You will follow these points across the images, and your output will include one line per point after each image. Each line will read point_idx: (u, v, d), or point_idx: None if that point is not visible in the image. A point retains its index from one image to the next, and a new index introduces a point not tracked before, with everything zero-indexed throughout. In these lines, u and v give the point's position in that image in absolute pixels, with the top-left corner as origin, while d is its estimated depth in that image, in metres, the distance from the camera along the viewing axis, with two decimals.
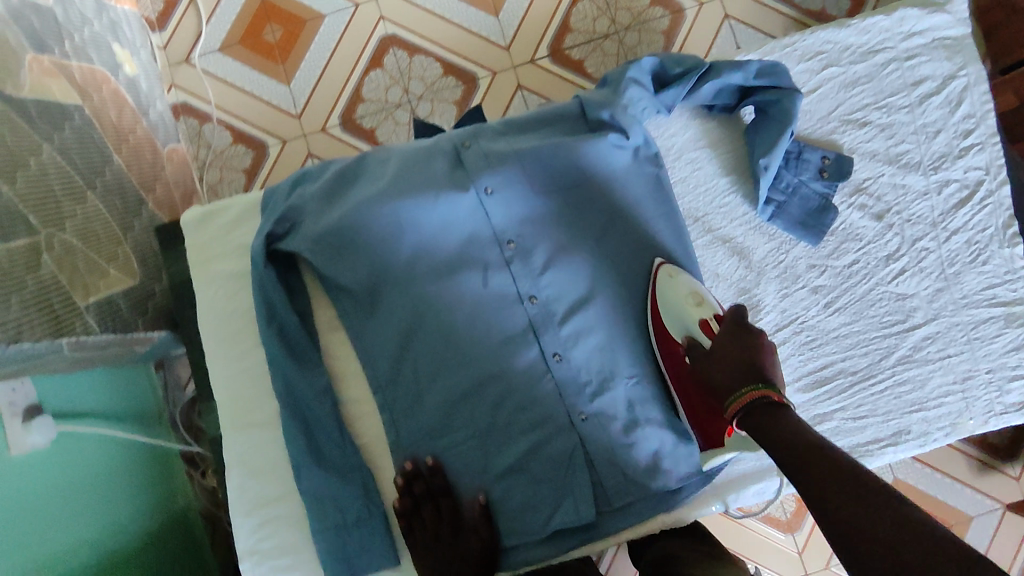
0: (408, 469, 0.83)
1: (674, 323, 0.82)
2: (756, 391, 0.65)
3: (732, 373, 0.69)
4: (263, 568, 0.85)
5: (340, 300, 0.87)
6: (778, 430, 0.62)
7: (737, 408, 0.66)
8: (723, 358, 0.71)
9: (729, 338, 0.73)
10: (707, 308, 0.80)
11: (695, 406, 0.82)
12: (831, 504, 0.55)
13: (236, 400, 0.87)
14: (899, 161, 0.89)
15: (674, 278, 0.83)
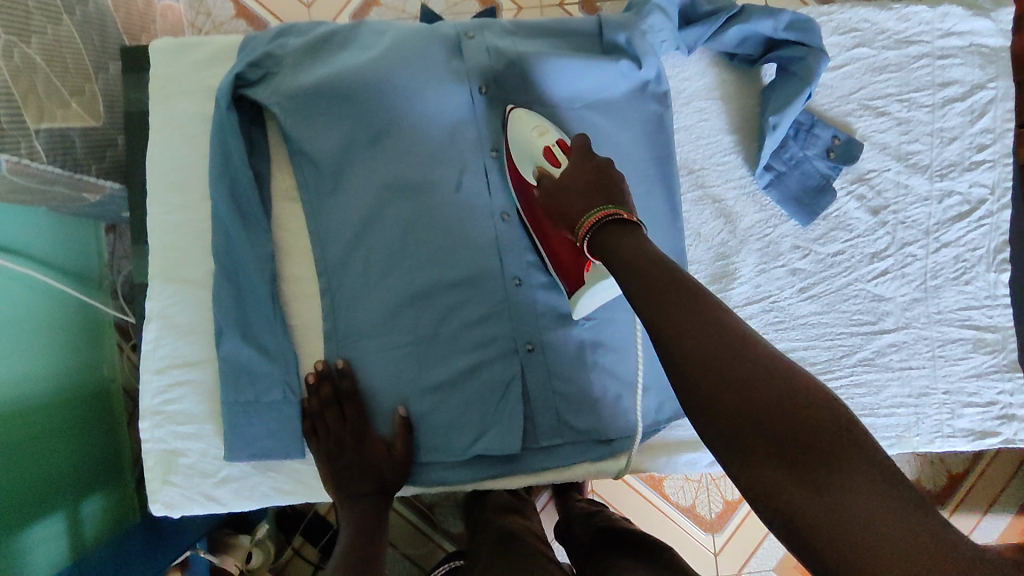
0: (320, 369, 0.79)
1: (526, 162, 0.75)
2: (605, 212, 0.60)
3: (581, 197, 0.63)
4: (162, 432, 0.80)
5: (301, 167, 0.81)
6: (639, 260, 0.56)
7: (590, 224, 0.60)
8: (568, 190, 0.65)
9: (577, 170, 0.66)
10: (552, 136, 0.74)
11: (560, 254, 0.75)
12: (688, 348, 0.50)
13: (170, 252, 0.81)
14: (908, 159, 0.86)
15: (524, 113, 0.77)
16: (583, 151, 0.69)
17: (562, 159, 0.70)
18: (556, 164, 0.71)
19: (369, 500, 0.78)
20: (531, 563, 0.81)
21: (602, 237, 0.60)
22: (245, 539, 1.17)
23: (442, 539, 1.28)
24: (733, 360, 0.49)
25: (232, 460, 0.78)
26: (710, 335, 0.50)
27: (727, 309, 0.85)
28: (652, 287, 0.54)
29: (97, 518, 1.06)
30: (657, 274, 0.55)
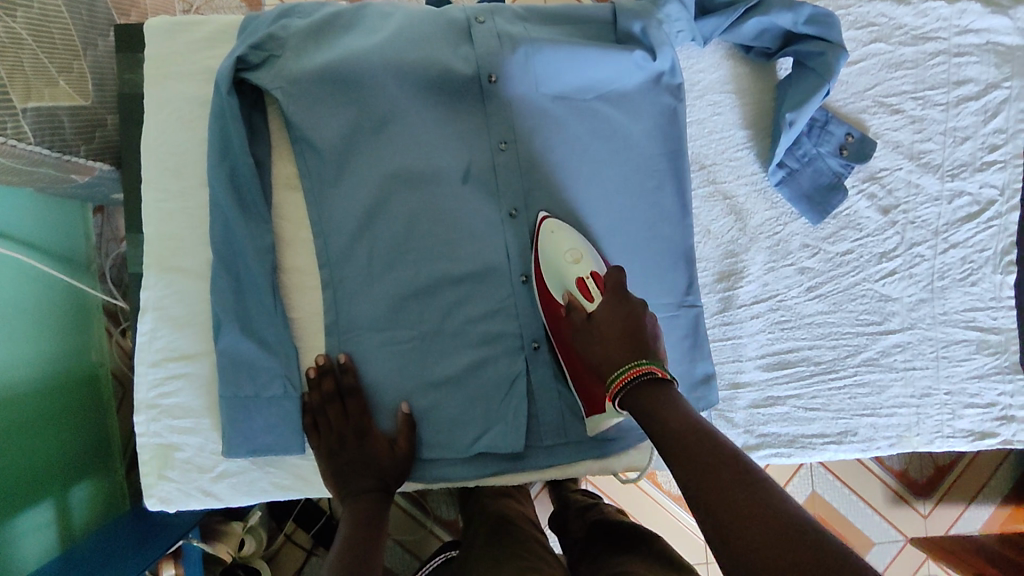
0: (321, 363, 0.77)
1: (556, 283, 0.74)
2: (641, 368, 0.59)
3: (616, 348, 0.62)
4: (158, 425, 0.78)
5: (303, 154, 0.78)
6: (678, 431, 0.55)
7: (620, 383, 0.60)
8: (602, 333, 0.64)
9: (612, 310, 0.65)
10: (586, 265, 0.73)
11: (585, 376, 0.73)
12: (738, 533, 0.48)
13: (166, 240, 0.78)
14: (920, 158, 0.85)
15: (555, 234, 0.75)
16: (619, 291, 0.67)
17: (596, 295, 0.70)
18: (589, 297, 0.70)
19: (370, 497, 0.75)
20: (524, 549, 0.80)
21: (635, 401, 0.59)
22: (239, 525, 1.16)
23: (436, 526, 1.27)
24: (788, 541, 0.46)
25: (231, 455, 0.77)
26: (761, 516, 0.48)
27: (735, 307, 0.84)
28: (693, 459, 0.53)
29: (86, 505, 1.04)
30: (698, 449, 0.54)
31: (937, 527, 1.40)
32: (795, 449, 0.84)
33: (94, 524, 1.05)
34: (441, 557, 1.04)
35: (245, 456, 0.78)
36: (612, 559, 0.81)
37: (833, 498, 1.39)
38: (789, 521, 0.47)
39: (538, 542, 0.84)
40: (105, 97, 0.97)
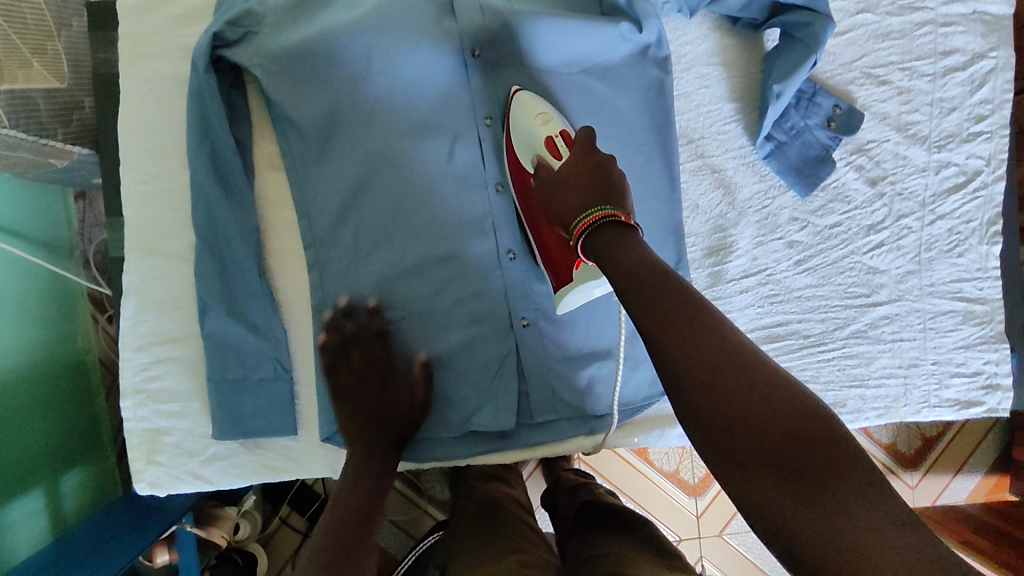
0: (343, 305, 0.75)
1: (525, 149, 0.72)
2: (603, 213, 0.56)
3: (579, 196, 0.59)
4: (146, 410, 0.77)
5: (286, 134, 0.77)
6: (636, 271, 0.53)
7: (584, 229, 0.56)
8: (568, 185, 0.61)
9: (577, 164, 0.62)
10: (555, 126, 0.71)
11: (550, 245, 0.71)
12: (690, 373, 0.49)
13: (148, 223, 0.77)
14: (907, 130, 0.85)
15: (525, 103, 0.73)
16: (587, 146, 0.63)
17: (563, 151, 0.67)
18: (557, 155, 0.67)
19: (377, 454, 0.71)
20: (510, 532, 0.80)
21: (596, 243, 0.56)
22: (233, 510, 1.16)
23: (430, 506, 1.27)
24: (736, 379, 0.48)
25: (221, 437, 0.76)
26: (714, 354, 0.49)
27: (724, 282, 0.85)
28: (649, 298, 0.52)
29: (76, 492, 1.03)
30: (656, 288, 0.52)
31: (924, 497, 1.42)
32: None
33: (85, 510, 1.04)
34: (434, 538, 1.04)
35: (236, 439, 0.77)
36: (601, 544, 0.81)
37: None
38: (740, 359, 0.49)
39: (526, 525, 0.84)
40: (80, 80, 0.94)
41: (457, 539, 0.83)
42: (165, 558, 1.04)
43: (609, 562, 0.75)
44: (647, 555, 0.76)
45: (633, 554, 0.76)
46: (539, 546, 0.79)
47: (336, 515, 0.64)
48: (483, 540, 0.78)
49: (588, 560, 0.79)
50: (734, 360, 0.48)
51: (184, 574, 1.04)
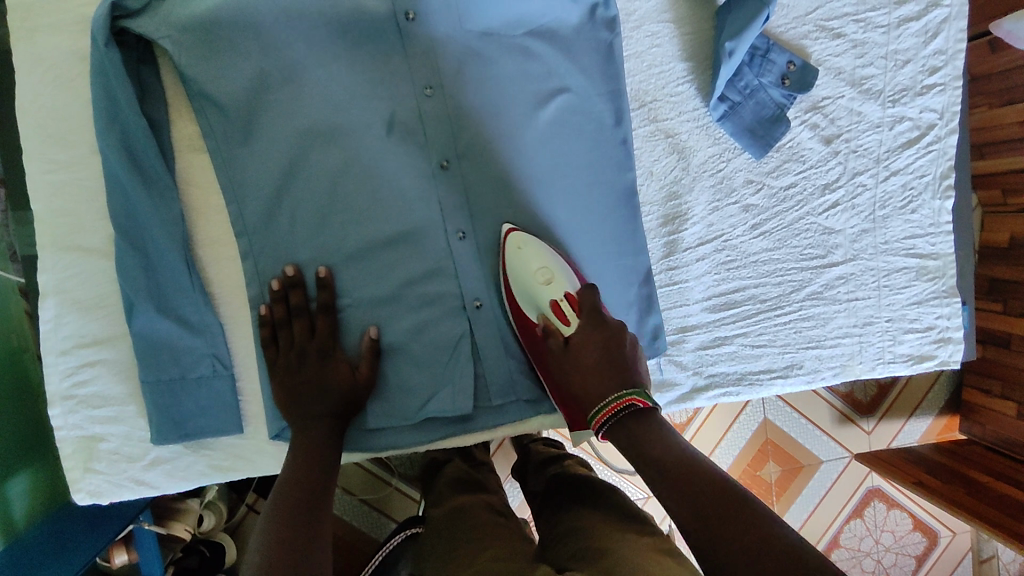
0: (290, 276, 0.72)
1: (526, 301, 0.71)
2: (625, 398, 0.62)
3: (592, 380, 0.64)
4: (77, 417, 0.72)
5: (203, 112, 0.70)
6: (666, 465, 0.58)
7: (600, 420, 0.62)
8: (580, 360, 0.65)
9: (590, 335, 0.66)
10: (559, 285, 0.70)
11: (556, 391, 0.69)
12: (721, 551, 0.52)
13: (59, 216, 0.71)
14: (862, 84, 0.83)
15: (521, 251, 0.71)
16: (595, 314, 0.67)
17: (574, 321, 0.68)
18: (565, 321, 0.68)
19: (322, 424, 0.71)
20: (482, 534, 0.78)
21: (617, 435, 0.62)
22: (195, 502, 1.10)
23: (401, 483, 1.25)
24: (760, 551, 0.50)
25: (161, 441, 0.72)
26: (743, 532, 0.52)
27: (680, 250, 0.83)
28: (683, 492, 0.56)
29: (25, 494, 0.85)
30: (686, 476, 0.57)
31: (880, 441, 1.47)
32: (744, 387, 0.84)
33: (39, 512, 0.86)
34: (397, 538, 1.03)
35: (179, 442, 0.73)
36: (571, 520, 0.81)
37: (782, 422, 1.43)
38: (759, 528, 0.52)
39: (495, 522, 0.82)
40: None
41: (430, 547, 0.80)
42: (125, 558, 1.00)
43: (580, 538, 0.75)
44: (617, 523, 0.77)
45: (605, 526, 0.76)
46: (510, 539, 0.78)
47: (280, 491, 0.64)
48: (453, 549, 0.76)
49: (561, 537, 0.79)
50: (763, 538, 0.51)
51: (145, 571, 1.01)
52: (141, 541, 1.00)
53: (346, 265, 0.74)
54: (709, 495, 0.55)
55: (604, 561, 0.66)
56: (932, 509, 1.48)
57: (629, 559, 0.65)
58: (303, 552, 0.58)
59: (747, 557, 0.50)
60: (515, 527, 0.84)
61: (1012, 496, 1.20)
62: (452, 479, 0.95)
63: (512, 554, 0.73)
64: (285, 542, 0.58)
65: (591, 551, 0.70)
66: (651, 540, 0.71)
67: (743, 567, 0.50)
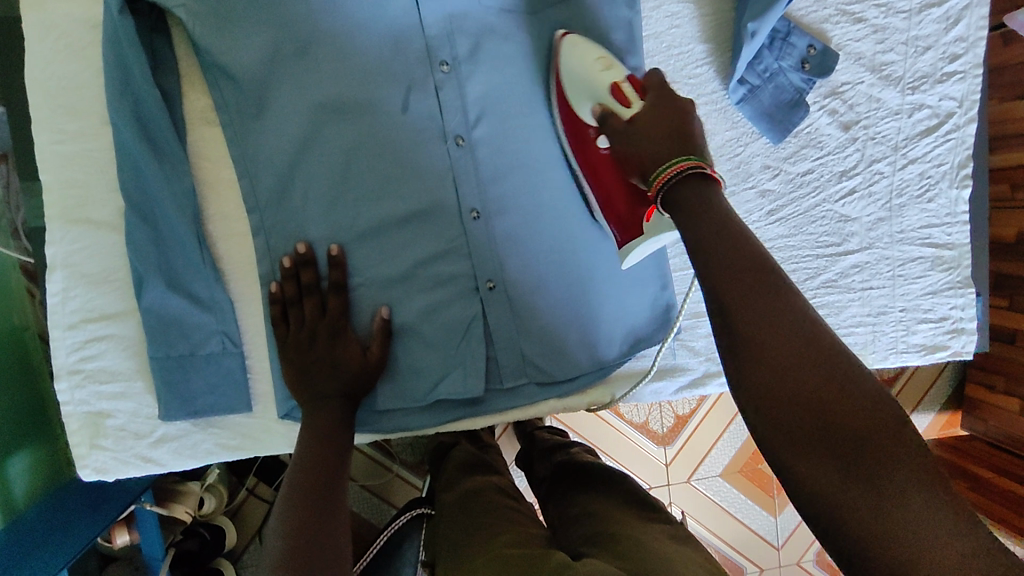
0: (301, 253, 0.71)
1: (582, 96, 0.68)
2: (688, 163, 0.49)
3: (658, 143, 0.53)
4: (84, 392, 0.71)
5: (216, 84, 0.69)
6: (722, 234, 0.46)
7: (664, 178, 0.50)
8: (644, 132, 0.55)
9: (653, 110, 0.56)
10: (618, 73, 0.65)
11: (611, 193, 0.68)
12: (761, 363, 0.42)
13: (68, 188, 0.69)
14: (882, 71, 0.82)
15: (578, 46, 0.69)
16: (663, 90, 0.58)
17: (635, 98, 0.60)
18: (625, 103, 0.61)
19: (334, 405, 0.70)
20: (495, 517, 0.78)
21: (674, 194, 0.49)
22: (196, 485, 1.10)
23: (402, 470, 1.25)
24: (813, 367, 0.41)
25: (169, 418, 0.71)
26: (792, 335, 0.42)
27: None
28: (733, 290, 0.44)
29: (25, 473, 0.82)
30: (742, 257, 0.45)
31: None
32: None
33: (38, 492, 0.83)
34: (404, 518, 1.04)
35: (187, 419, 0.72)
36: (583, 504, 0.81)
37: None
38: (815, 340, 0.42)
39: (508, 507, 0.82)
40: None
41: (442, 532, 0.81)
42: (126, 538, 1.00)
43: (593, 523, 0.74)
44: (629, 509, 0.77)
45: (618, 511, 0.76)
46: (525, 524, 0.78)
47: (295, 471, 0.64)
48: (467, 533, 0.76)
49: (573, 522, 0.78)
50: (818, 357, 0.42)
51: (149, 551, 1.01)
52: (142, 523, 1.00)
53: (359, 243, 0.73)
54: (766, 303, 0.43)
55: (619, 545, 0.67)
56: None
57: (643, 545, 0.66)
58: (322, 536, 0.57)
59: (790, 373, 0.41)
60: (527, 511, 0.85)
61: (1016, 492, 1.20)
62: (460, 463, 0.95)
63: (528, 538, 0.73)
64: (304, 522, 0.58)
65: (606, 536, 0.70)
66: (664, 529, 0.72)
67: (776, 377, 0.42)
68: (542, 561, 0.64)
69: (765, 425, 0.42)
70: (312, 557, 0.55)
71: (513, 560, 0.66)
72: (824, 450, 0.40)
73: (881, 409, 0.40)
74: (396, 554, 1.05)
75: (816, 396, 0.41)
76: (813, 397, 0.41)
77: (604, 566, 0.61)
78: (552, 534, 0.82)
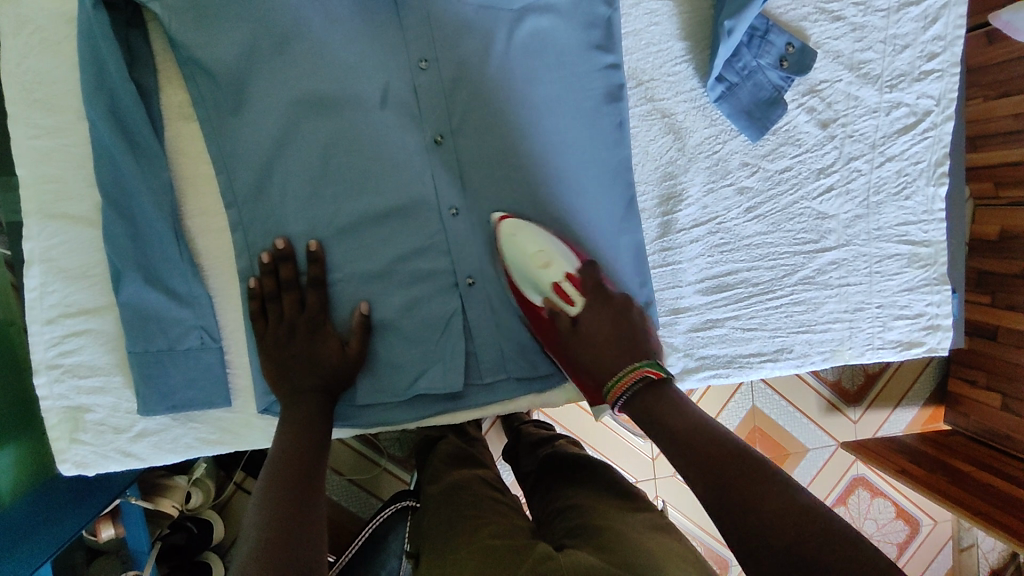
0: (280, 249, 0.71)
1: (527, 285, 0.74)
2: (640, 370, 0.65)
3: (615, 356, 0.68)
4: (63, 387, 0.71)
5: (193, 79, 0.69)
6: (677, 427, 0.61)
7: (619, 389, 0.65)
8: (589, 339, 0.69)
9: (594, 316, 0.70)
10: (557, 266, 0.72)
11: (580, 378, 0.71)
12: (754, 518, 0.54)
13: (45, 182, 0.69)
14: (859, 69, 0.83)
15: (516, 236, 0.73)
16: (601, 292, 0.73)
17: (578, 299, 0.72)
18: (568, 300, 0.72)
19: (313, 399, 0.70)
20: (479, 510, 0.79)
21: (639, 401, 0.64)
22: (183, 480, 1.09)
23: (390, 464, 1.25)
24: (788, 521, 0.53)
25: (148, 412, 0.71)
26: (775, 499, 0.54)
27: (674, 232, 0.84)
28: (707, 455, 0.58)
29: (9, 467, 0.79)
30: (694, 436, 0.60)
31: (866, 431, 1.49)
32: (733, 369, 0.86)
33: (23, 486, 0.80)
34: (387, 511, 1.06)
35: (166, 413, 0.73)
36: (566, 497, 0.82)
37: (771, 410, 1.44)
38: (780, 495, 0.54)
39: (493, 499, 0.83)
40: None
41: (426, 524, 0.81)
42: (110, 532, 1.00)
43: (575, 515, 0.76)
44: (613, 501, 0.78)
45: (601, 504, 0.77)
46: (509, 516, 0.79)
47: (272, 466, 0.64)
48: (451, 525, 0.77)
49: (557, 514, 0.79)
50: (796, 510, 0.53)
51: (134, 546, 1.02)
52: (128, 517, 1.01)
53: (337, 239, 0.73)
54: (736, 466, 0.57)
55: (602, 538, 0.68)
56: (914, 498, 1.50)
57: (624, 537, 0.67)
58: (301, 527, 0.58)
59: (774, 529, 0.53)
60: (512, 503, 0.85)
61: (995, 485, 1.22)
62: (446, 455, 0.96)
63: (510, 531, 0.74)
64: (280, 518, 0.58)
65: (589, 528, 0.71)
66: (645, 518, 0.73)
67: (766, 533, 0.53)
68: (525, 556, 0.65)
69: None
70: (291, 548, 0.56)
71: (496, 553, 0.67)
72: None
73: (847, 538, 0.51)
74: (380, 547, 1.06)
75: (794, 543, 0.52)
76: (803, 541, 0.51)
77: (585, 559, 0.62)
78: (535, 527, 0.83)
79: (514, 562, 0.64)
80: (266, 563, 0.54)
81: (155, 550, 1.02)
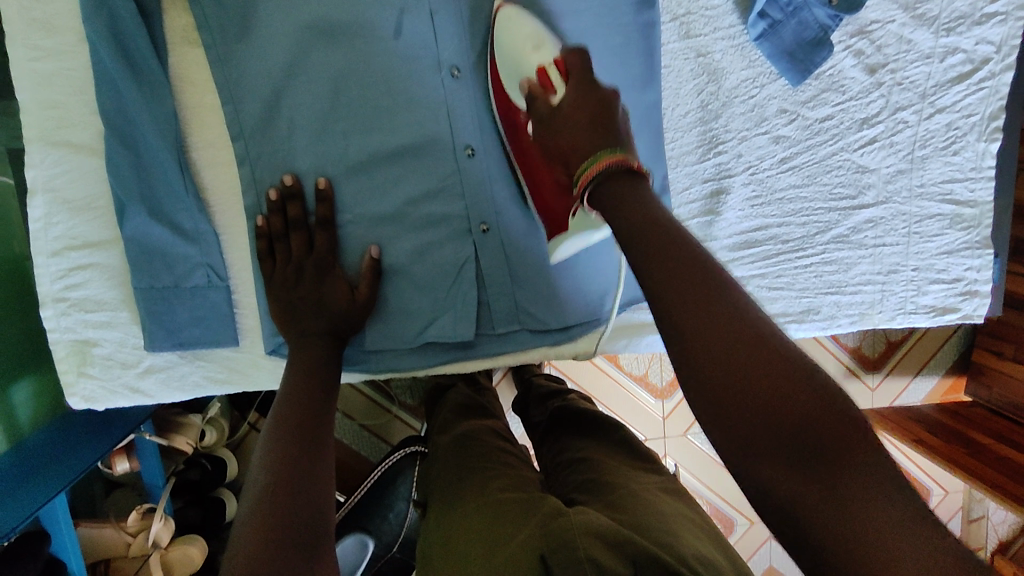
0: (288, 185, 0.68)
1: (515, 82, 0.62)
2: (610, 159, 0.49)
3: (582, 132, 0.52)
4: (69, 320, 0.70)
5: (197, 0, 0.65)
6: (654, 240, 0.47)
7: (592, 173, 0.49)
8: (567, 128, 0.53)
9: (581, 101, 0.53)
10: (547, 52, 0.60)
11: (545, 187, 0.63)
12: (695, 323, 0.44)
13: (47, 109, 0.67)
14: (915, 9, 0.76)
15: (513, 21, 0.63)
16: (588, 76, 0.55)
17: (559, 83, 0.56)
18: (549, 86, 0.56)
19: (322, 342, 0.68)
20: (489, 460, 0.78)
21: (602, 192, 0.49)
22: (198, 418, 1.08)
23: (401, 413, 1.25)
24: (739, 348, 0.42)
25: (155, 349, 0.70)
26: (737, 329, 0.43)
27: (701, 183, 0.80)
28: (667, 281, 0.45)
29: (29, 400, 0.79)
30: (668, 252, 0.46)
31: (883, 398, 1.45)
32: None
33: (42, 418, 0.80)
34: (395, 455, 1.06)
35: (172, 350, 0.72)
36: (577, 450, 0.80)
37: None
38: (746, 318, 0.43)
39: (502, 449, 0.82)
40: None
41: (436, 470, 0.80)
42: (125, 465, 1.00)
43: (586, 470, 0.74)
44: (624, 459, 0.77)
45: (612, 460, 0.76)
46: (518, 467, 0.78)
47: (282, 405, 0.62)
48: (460, 476, 0.75)
49: (566, 468, 0.78)
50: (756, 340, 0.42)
51: (148, 477, 1.03)
52: (142, 451, 1.01)
53: (346, 178, 0.70)
54: (692, 273, 0.45)
55: (613, 496, 0.66)
56: (929, 469, 1.47)
57: (636, 496, 0.66)
58: (307, 470, 0.56)
59: (736, 366, 0.42)
60: (523, 455, 0.84)
61: (1012, 458, 1.18)
62: (456, 404, 0.95)
63: (520, 483, 0.72)
64: (288, 459, 0.57)
65: (599, 485, 0.69)
66: (657, 480, 0.71)
67: (720, 356, 0.42)
68: (535, 509, 0.64)
69: (702, 389, 0.43)
70: (295, 494, 0.54)
71: (505, 505, 0.66)
72: (779, 457, 0.40)
73: (810, 379, 0.41)
74: (388, 490, 1.06)
75: (734, 351, 0.42)
76: (750, 371, 0.41)
77: (596, 516, 0.60)
78: (545, 479, 0.82)
79: (525, 514, 0.63)
80: (271, 506, 0.52)
81: (168, 485, 1.02)
